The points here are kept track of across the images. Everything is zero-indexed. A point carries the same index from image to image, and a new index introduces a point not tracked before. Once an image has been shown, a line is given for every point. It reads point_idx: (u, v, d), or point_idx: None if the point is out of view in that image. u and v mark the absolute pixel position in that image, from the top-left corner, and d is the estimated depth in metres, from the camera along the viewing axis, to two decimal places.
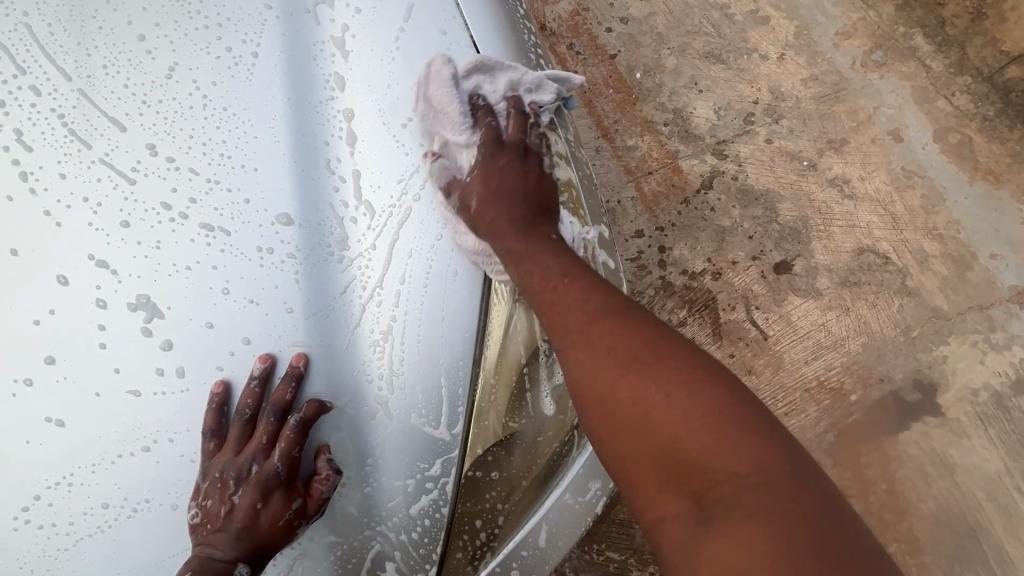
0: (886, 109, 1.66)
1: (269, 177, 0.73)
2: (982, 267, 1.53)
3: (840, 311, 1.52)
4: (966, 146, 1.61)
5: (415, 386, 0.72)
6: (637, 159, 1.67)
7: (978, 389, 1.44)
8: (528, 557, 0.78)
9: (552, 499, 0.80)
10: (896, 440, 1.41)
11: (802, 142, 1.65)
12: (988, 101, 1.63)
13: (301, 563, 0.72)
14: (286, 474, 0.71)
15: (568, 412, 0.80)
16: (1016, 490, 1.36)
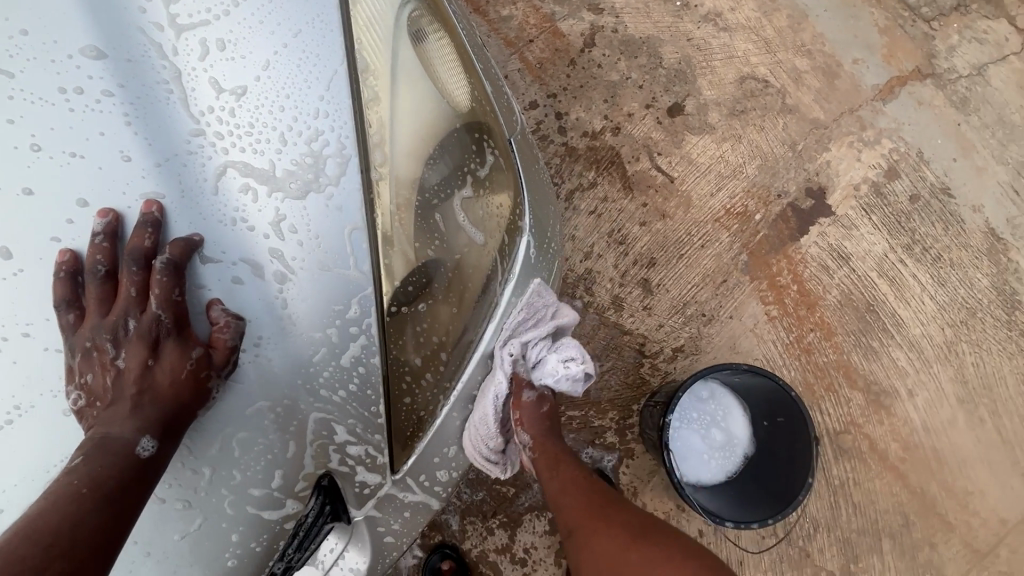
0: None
1: (48, 11, 0.67)
2: (847, 73, 1.64)
3: (734, 141, 1.58)
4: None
5: (301, 222, 0.69)
6: (515, 28, 1.60)
7: (859, 184, 1.58)
8: (481, 393, 0.76)
9: (491, 334, 0.75)
10: (799, 244, 1.53)
11: None
12: None
13: (239, 446, 0.68)
14: (174, 324, 0.68)
15: (491, 234, 0.77)
16: (900, 263, 1.54)
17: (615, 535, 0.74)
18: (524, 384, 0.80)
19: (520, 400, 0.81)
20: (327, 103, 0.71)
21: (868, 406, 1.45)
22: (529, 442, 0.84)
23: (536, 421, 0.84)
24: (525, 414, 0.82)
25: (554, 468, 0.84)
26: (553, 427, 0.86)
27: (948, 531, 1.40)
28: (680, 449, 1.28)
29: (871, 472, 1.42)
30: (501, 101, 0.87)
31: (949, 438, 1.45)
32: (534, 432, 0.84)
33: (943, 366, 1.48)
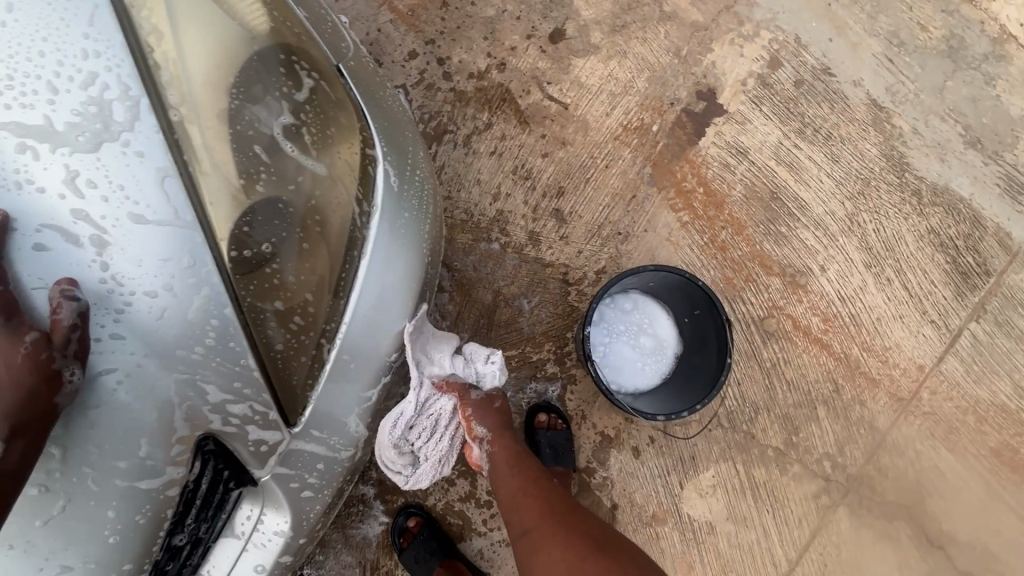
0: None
1: None
2: None
3: (619, 57, 1.58)
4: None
5: (103, 178, 0.68)
6: None
7: (746, 79, 1.61)
8: (367, 324, 0.85)
9: (363, 271, 0.85)
10: (699, 148, 1.56)
11: None
12: None
13: (87, 416, 0.67)
14: (2, 314, 0.65)
15: (334, 167, 0.86)
16: (795, 148, 1.59)
17: (565, 539, 0.96)
18: (465, 389, 1.12)
19: (469, 395, 1.12)
20: (100, 48, 0.69)
21: (786, 288, 1.52)
22: (488, 433, 1.11)
23: (490, 417, 1.13)
24: (478, 410, 1.12)
25: (516, 466, 1.09)
26: (507, 430, 1.13)
27: (874, 387, 1.50)
28: (612, 359, 1.32)
29: (798, 348, 1.50)
30: (324, 40, 0.96)
31: (862, 303, 1.54)
32: (493, 427, 1.12)
33: (848, 238, 1.56)
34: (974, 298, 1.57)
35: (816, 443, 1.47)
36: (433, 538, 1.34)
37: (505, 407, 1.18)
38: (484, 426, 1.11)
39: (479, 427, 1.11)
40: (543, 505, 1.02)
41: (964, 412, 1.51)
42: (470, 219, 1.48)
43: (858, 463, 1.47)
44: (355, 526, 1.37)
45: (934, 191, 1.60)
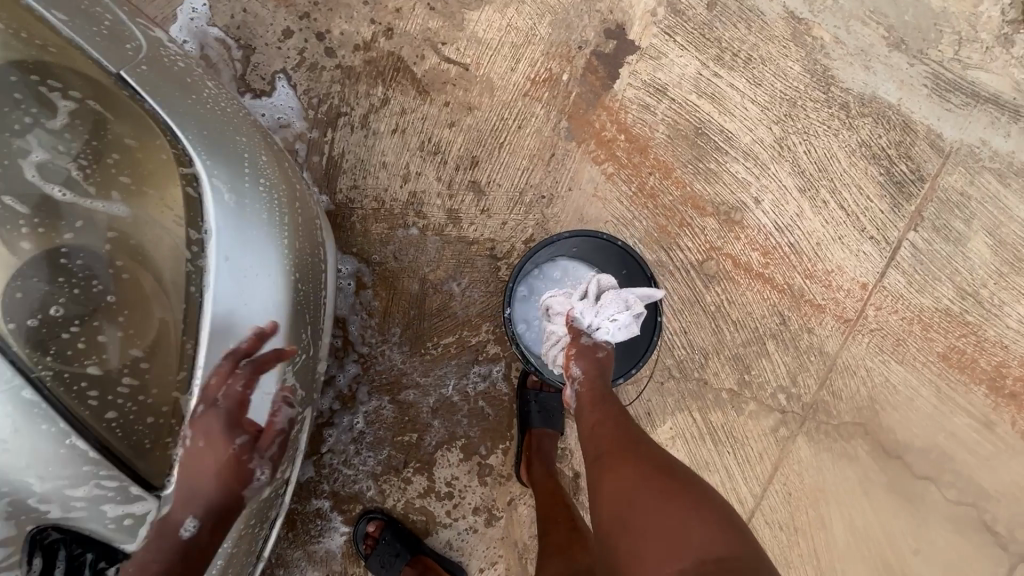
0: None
1: None
2: None
3: (516, 3, 1.44)
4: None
5: None
6: None
7: (656, 8, 1.49)
8: (221, 363, 0.90)
9: (207, 318, 0.88)
10: (614, 92, 1.46)
11: None
12: None
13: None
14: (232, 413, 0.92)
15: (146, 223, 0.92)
16: (715, 77, 1.50)
17: (635, 463, 0.93)
18: (578, 333, 1.19)
19: (579, 339, 1.18)
20: None
21: (722, 227, 1.47)
22: (581, 374, 1.13)
23: (592, 361, 1.14)
24: (581, 354, 1.16)
25: (596, 401, 1.08)
26: (603, 375, 1.13)
27: (820, 313, 1.48)
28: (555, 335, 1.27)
29: (740, 287, 1.46)
30: (104, 60, 0.92)
31: (801, 229, 1.49)
32: (586, 367, 1.13)
33: (779, 164, 1.50)
34: (911, 207, 1.53)
35: (769, 378, 1.46)
36: (397, 539, 1.30)
37: (607, 358, 1.17)
38: (580, 367, 1.14)
39: (575, 366, 1.14)
40: (610, 434, 1.01)
41: (910, 323, 1.51)
42: (381, 207, 1.38)
43: (811, 390, 1.47)
44: (317, 541, 1.33)
45: (861, 102, 1.54)
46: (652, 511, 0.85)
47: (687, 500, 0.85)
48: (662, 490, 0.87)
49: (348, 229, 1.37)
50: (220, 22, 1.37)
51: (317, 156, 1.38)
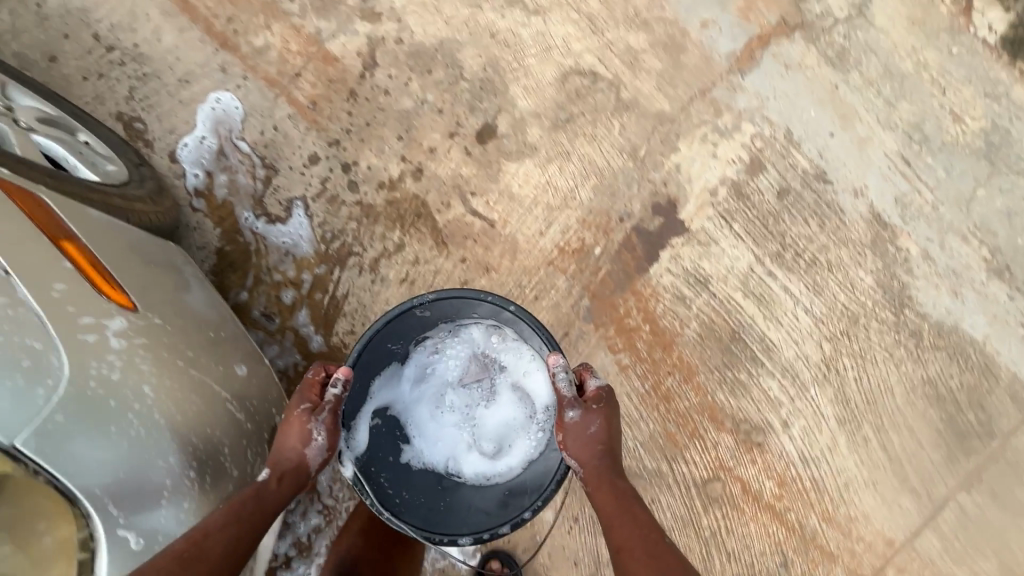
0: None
1: None
2: (695, 43, 1.33)
3: (561, 159, 1.31)
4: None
5: None
6: (275, 61, 1.31)
7: (717, 187, 1.32)
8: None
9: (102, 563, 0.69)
10: (648, 276, 1.31)
11: None
12: None
13: None
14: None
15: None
16: (769, 276, 1.32)
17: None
18: (447, 436, 1.16)
19: (562, 420, 1.04)
20: None
21: (738, 447, 1.31)
22: (580, 463, 1.01)
23: (584, 444, 1.01)
24: (571, 433, 1.03)
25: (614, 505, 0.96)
26: (612, 462, 1.01)
27: (830, 562, 1.31)
28: (423, 442, 1.15)
29: (744, 516, 1.31)
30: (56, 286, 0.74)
31: (829, 464, 1.32)
32: (586, 454, 1.01)
33: (821, 388, 1.32)
34: (968, 463, 1.32)
35: None
36: None
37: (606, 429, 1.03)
38: (574, 457, 1.02)
39: (571, 455, 1.02)
40: (641, 538, 0.92)
41: None
42: None
43: None
44: None
45: (938, 331, 1.33)
46: None
47: None
48: None
49: None
50: (250, 137, 1.32)
51: (320, 293, 1.32)
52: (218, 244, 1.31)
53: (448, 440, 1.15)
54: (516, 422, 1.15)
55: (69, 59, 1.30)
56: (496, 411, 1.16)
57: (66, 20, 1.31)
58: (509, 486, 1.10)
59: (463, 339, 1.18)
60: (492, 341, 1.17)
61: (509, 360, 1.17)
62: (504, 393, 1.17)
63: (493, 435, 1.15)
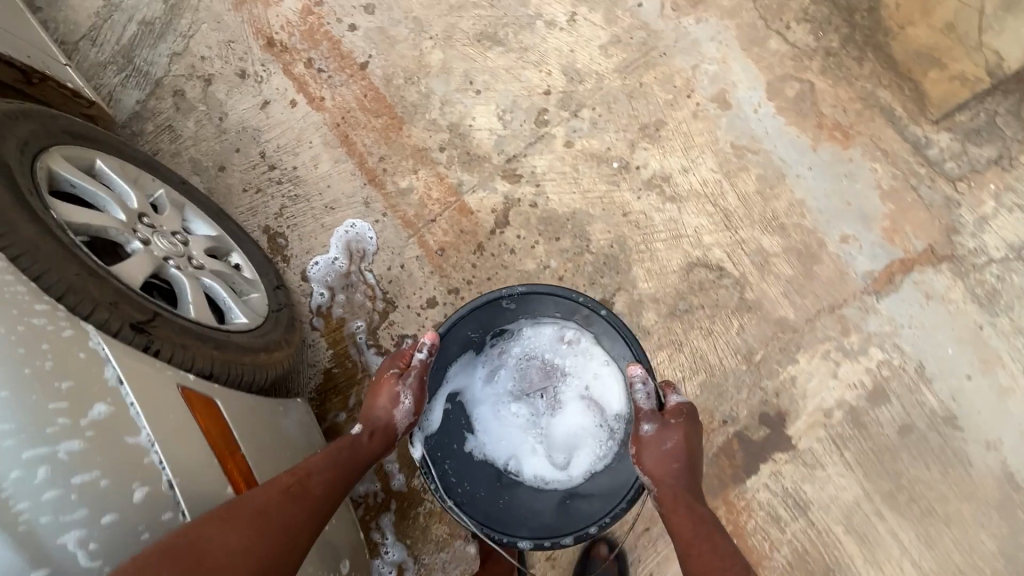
0: (708, 65, 1.36)
1: None
2: (831, 255, 1.29)
3: (672, 349, 1.29)
4: (806, 99, 1.33)
5: None
6: (414, 204, 1.38)
7: (833, 408, 1.25)
8: None
9: None
10: (743, 487, 1.25)
11: (609, 137, 1.36)
12: (830, 28, 1.33)
13: None
14: None
15: None
16: (876, 515, 1.22)
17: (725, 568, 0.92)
18: (510, 432, 1.16)
19: (639, 434, 1.06)
20: None
21: None
22: (652, 477, 1.02)
23: (660, 459, 1.02)
24: (646, 448, 1.04)
25: (675, 505, 0.99)
26: (683, 476, 1.02)
27: None
28: (485, 434, 1.16)
29: None
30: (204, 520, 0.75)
31: None
32: (658, 469, 1.02)
33: None
34: None
35: None
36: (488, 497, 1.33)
37: (684, 444, 1.05)
38: (648, 470, 1.03)
39: (643, 469, 1.03)
40: (690, 521, 0.97)
41: None
42: None
43: None
44: None
45: None
46: None
47: None
48: None
49: (411, 519, 1.32)
50: (377, 269, 1.38)
51: None
52: (327, 364, 1.36)
53: (513, 439, 1.16)
54: (583, 430, 1.15)
55: (236, 170, 1.43)
56: (562, 415, 1.16)
57: (241, 136, 1.44)
58: (570, 491, 1.10)
59: (536, 337, 1.19)
60: (566, 343, 1.17)
61: (579, 365, 1.17)
62: (571, 399, 1.17)
63: (557, 437, 1.15)
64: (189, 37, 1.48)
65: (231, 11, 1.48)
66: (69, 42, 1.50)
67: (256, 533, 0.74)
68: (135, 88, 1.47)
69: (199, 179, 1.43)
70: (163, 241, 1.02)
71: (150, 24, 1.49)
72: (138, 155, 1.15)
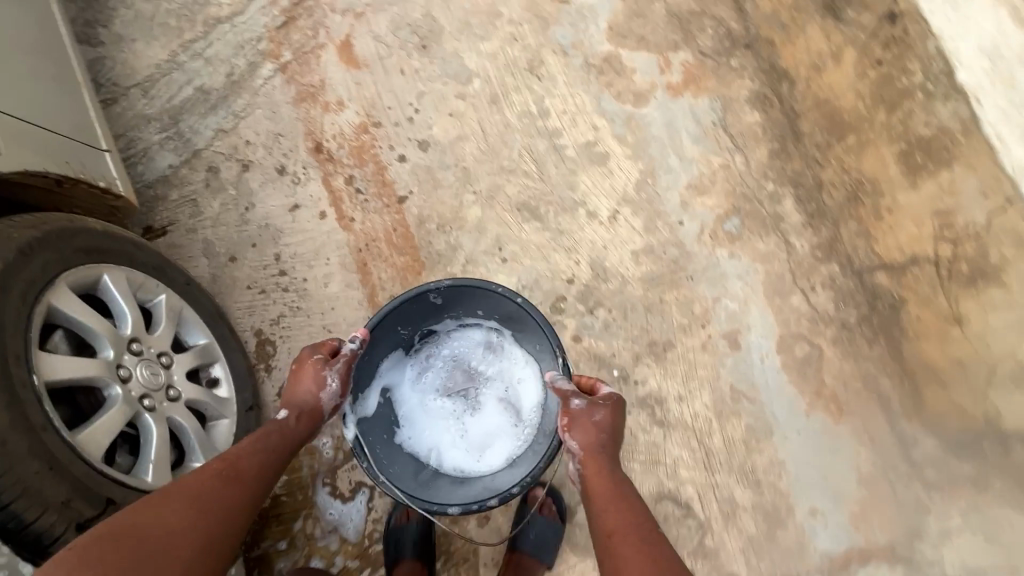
0: (729, 302, 1.38)
1: None
2: (796, 524, 1.30)
3: None
4: (812, 364, 1.35)
5: None
6: None
7: None
8: None
9: None
10: None
11: (616, 343, 1.36)
12: (851, 302, 1.35)
13: None
14: None
15: None
16: None
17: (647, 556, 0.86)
18: (436, 422, 1.22)
19: (568, 406, 1.03)
20: None
21: None
22: (580, 449, 1.00)
23: (586, 431, 1.00)
24: (576, 421, 1.01)
25: (609, 497, 0.95)
26: (606, 447, 1.01)
27: None
28: (412, 426, 1.21)
29: None
30: None
31: None
32: (583, 439, 1.00)
33: None
34: None
35: None
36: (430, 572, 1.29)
37: (611, 420, 1.03)
38: (576, 441, 1.00)
39: (570, 438, 1.00)
40: (609, 504, 0.94)
41: None
42: None
43: None
44: None
45: None
46: None
47: None
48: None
49: None
50: None
51: None
52: (276, 491, 1.32)
53: (437, 436, 1.20)
54: (501, 432, 1.19)
55: (246, 264, 1.41)
56: (482, 415, 1.22)
57: (261, 232, 1.42)
58: (489, 480, 1.12)
59: (461, 343, 1.26)
60: (491, 345, 1.25)
61: (498, 371, 1.25)
62: (489, 400, 1.23)
63: (477, 437, 1.19)
64: (240, 117, 1.47)
65: (289, 104, 1.47)
66: (120, 86, 1.48)
67: (190, 513, 0.82)
68: (171, 151, 1.45)
69: (207, 263, 1.40)
70: (145, 374, 1.00)
71: (205, 92, 1.48)
72: (145, 260, 1.12)
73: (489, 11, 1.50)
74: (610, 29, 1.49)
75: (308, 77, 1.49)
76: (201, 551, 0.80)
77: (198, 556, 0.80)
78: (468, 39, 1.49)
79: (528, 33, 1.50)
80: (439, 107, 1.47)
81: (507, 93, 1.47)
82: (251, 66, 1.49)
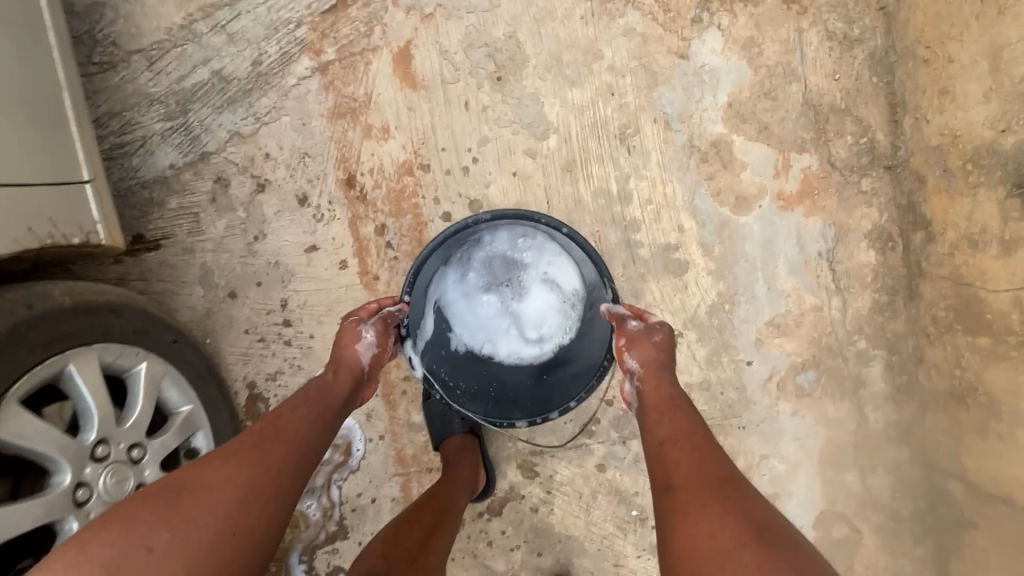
0: (776, 462, 1.23)
1: None
2: None
3: None
4: (846, 547, 1.23)
5: None
6: (417, 444, 1.22)
7: None
8: None
9: None
10: None
11: (643, 481, 1.22)
12: (912, 494, 1.20)
13: None
14: None
15: None
16: None
17: (705, 459, 0.78)
18: (490, 324, 1.15)
19: (624, 328, 1.01)
20: None
21: None
22: (640, 368, 0.96)
23: (649, 353, 0.97)
24: (634, 342, 0.98)
25: (665, 413, 0.89)
26: (668, 369, 0.96)
27: None
28: (468, 326, 1.15)
29: None
30: None
31: None
32: (643, 360, 0.97)
33: None
34: None
35: None
36: None
37: (668, 347, 1.00)
38: (636, 360, 0.97)
39: (629, 358, 0.98)
40: (661, 410, 0.89)
41: None
42: None
43: None
44: None
45: None
46: (695, 521, 0.70)
47: (751, 514, 0.69)
48: (730, 511, 0.69)
49: None
50: (346, 488, 1.22)
51: None
52: None
53: (493, 336, 1.14)
54: (552, 312, 1.13)
55: (246, 304, 1.21)
56: (529, 303, 1.14)
57: (268, 270, 1.21)
58: (553, 375, 1.11)
59: (495, 240, 1.13)
60: (527, 242, 1.14)
61: (536, 255, 1.14)
62: (536, 289, 1.14)
63: (531, 323, 1.14)
64: (262, 122, 1.20)
65: (323, 117, 1.20)
66: (121, 49, 1.19)
67: (227, 466, 0.77)
68: (175, 147, 1.20)
69: (202, 293, 1.21)
70: (110, 482, 0.86)
71: (224, 80, 1.20)
72: (124, 328, 0.93)
73: (588, 50, 1.21)
74: (729, 106, 1.21)
75: (351, 87, 1.20)
76: (247, 501, 0.74)
77: (242, 507, 0.74)
78: (555, 82, 1.21)
79: (629, 89, 1.21)
80: (502, 161, 1.21)
81: (587, 161, 1.21)
82: (284, 58, 1.20)
